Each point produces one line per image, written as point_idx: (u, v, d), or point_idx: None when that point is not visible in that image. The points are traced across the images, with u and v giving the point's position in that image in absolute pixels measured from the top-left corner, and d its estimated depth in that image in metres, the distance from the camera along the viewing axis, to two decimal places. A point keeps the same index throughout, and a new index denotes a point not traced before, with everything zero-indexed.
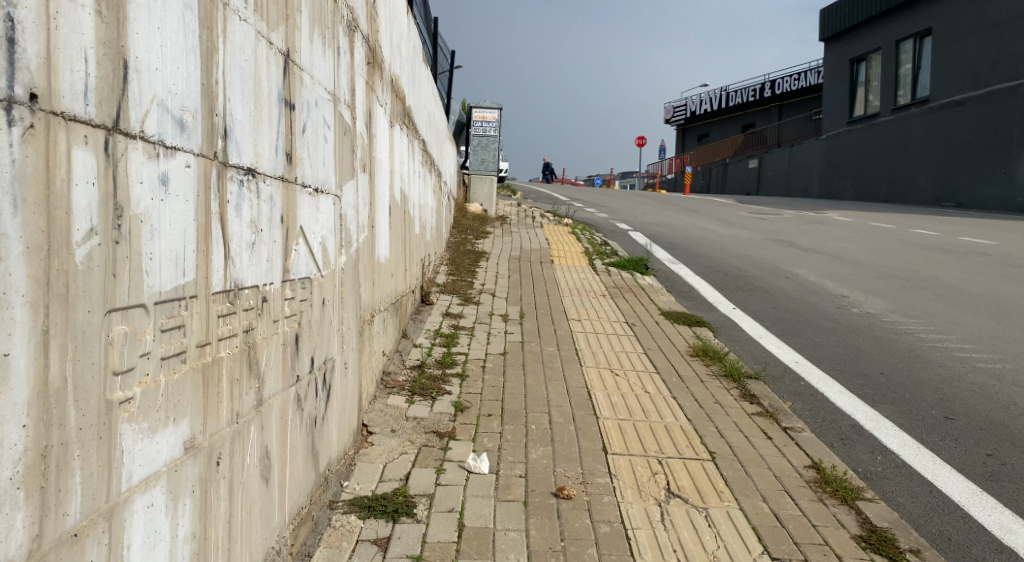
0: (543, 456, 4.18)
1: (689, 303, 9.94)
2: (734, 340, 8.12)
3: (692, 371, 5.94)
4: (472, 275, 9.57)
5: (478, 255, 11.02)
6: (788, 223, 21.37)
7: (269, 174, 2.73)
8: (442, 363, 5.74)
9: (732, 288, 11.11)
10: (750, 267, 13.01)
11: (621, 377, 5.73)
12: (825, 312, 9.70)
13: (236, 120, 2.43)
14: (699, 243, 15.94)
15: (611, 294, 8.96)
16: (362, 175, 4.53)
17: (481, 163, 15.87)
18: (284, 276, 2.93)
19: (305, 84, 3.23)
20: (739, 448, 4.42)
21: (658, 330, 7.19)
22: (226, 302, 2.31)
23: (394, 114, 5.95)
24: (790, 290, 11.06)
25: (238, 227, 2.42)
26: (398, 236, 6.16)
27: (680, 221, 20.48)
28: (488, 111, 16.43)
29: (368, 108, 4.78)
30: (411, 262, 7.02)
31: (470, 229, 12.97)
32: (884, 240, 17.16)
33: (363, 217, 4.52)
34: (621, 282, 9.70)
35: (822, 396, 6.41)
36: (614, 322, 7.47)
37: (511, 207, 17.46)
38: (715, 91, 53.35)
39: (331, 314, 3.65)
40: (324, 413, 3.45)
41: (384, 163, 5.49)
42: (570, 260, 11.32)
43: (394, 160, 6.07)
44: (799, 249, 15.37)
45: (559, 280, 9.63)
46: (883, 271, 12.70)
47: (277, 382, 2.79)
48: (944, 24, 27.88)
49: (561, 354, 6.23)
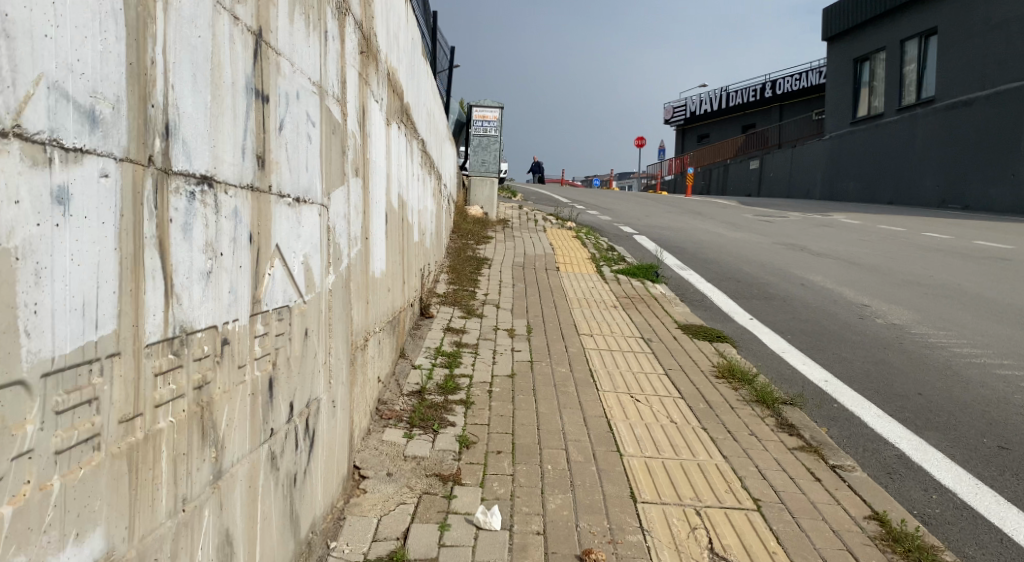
0: (563, 505, 3.62)
1: (703, 313, 9.40)
2: (757, 355, 7.57)
3: (719, 396, 5.39)
4: (474, 285, 9.02)
5: (480, 262, 10.46)
6: (795, 225, 20.82)
7: (232, 181, 2.17)
8: (445, 387, 5.19)
9: (747, 296, 10.56)
10: (763, 273, 12.46)
11: (642, 403, 5.18)
12: (848, 323, 9.16)
13: (185, 114, 1.87)
14: (708, 247, 15.38)
15: (622, 304, 8.40)
16: (355, 180, 3.98)
17: (482, 165, 15.31)
18: (253, 309, 2.37)
19: (283, 73, 2.67)
20: (786, 495, 3.86)
21: (678, 346, 6.63)
22: (168, 355, 1.75)
23: (391, 112, 5.39)
24: (807, 299, 10.51)
25: (186, 252, 1.86)
26: (396, 245, 5.62)
27: (685, 223, 19.94)
28: (489, 110, 15.80)
29: (361, 104, 4.22)
30: (410, 274, 6.47)
31: (471, 234, 12.41)
32: (896, 244, 16.61)
33: (356, 227, 3.97)
34: (633, 292, 9.14)
35: (860, 422, 5.86)
36: (630, 337, 6.92)
37: (513, 210, 16.88)
38: (715, 91, 52.86)
39: (316, 346, 3.09)
40: (306, 467, 2.89)
41: (380, 167, 4.95)
42: (576, 267, 10.77)
43: (392, 162, 5.52)
44: (811, 254, 14.83)
45: (566, 289, 9.09)
46: (902, 278, 12.15)
47: (242, 444, 2.23)
48: (951, 23, 27.33)
49: (574, 376, 5.68)
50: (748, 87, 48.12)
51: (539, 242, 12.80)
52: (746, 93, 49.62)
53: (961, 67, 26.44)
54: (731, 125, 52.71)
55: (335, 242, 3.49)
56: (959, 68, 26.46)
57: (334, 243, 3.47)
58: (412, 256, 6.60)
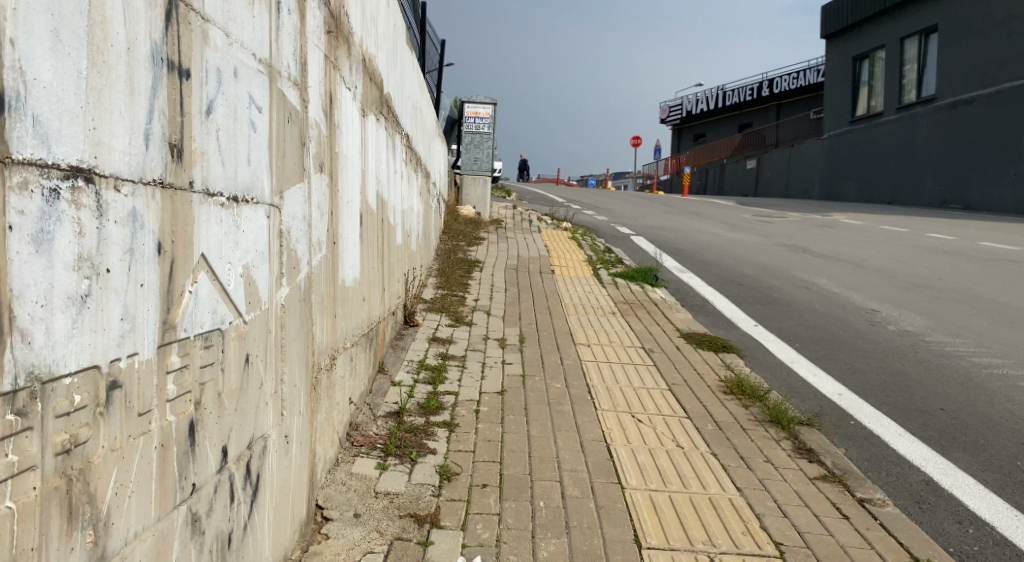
0: (557, 553, 3.14)
1: (705, 320, 8.93)
2: (765, 367, 7.09)
3: (729, 415, 4.91)
4: (464, 289, 8.54)
5: (471, 265, 9.97)
6: (795, 226, 20.35)
7: (129, 176, 1.67)
8: (427, 406, 4.70)
9: (749, 301, 10.09)
10: (766, 276, 11.98)
11: (645, 424, 4.69)
12: (857, 330, 8.70)
13: (42, 83, 1.37)
14: (708, 248, 14.90)
15: (621, 311, 7.92)
16: (318, 178, 3.48)
17: (474, 163, 14.81)
18: (166, 338, 1.86)
19: (213, 42, 2.16)
20: (812, 538, 3.38)
21: (680, 358, 6.14)
22: (4, 417, 1.31)
23: (367, 103, 4.87)
24: (814, 304, 10.03)
25: (44, 270, 1.39)
26: (373, 249, 5.11)
27: (684, 224, 19.47)
28: (481, 106, 15.19)
29: (328, 92, 3.72)
30: (393, 280, 5.98)
31: (462, 235, 11.92)
32: (901, 246, 16.15)
33: (319, 229, 3.46)
34: (631, 297, 8.66)
35: (880, 443, 5.39)
36: (629, 347, 6.43)
37: (506, 210, 16.39)
38: (713, 91, 52.45)
39: (262, 375, 2.60)
40: (245, 521, 2.41)
41: (354, 164, 4.45)
42: (571, 269, 10.29)
43: (369, 156, 5.00)
44: (814, 256, 14.37)
45: (561, 294, 8.61)
46: (910, 282, 11.67)
47: (144, 514, 1.74)
48: (951, 20, 26.88)
49: (569, 392, 5.19)
50: (745, 86, 47.66)
51: (534, 243, 12.31)
52: (743, 92, 49.16)
53: (962, 65, 26.00)
54: (728, 124, 52.24)
55: (290, 248, 2.98)
56: (960, 66, 26.02)
57: (289, 249, 2.96)
58: (393, 261, 6.08)
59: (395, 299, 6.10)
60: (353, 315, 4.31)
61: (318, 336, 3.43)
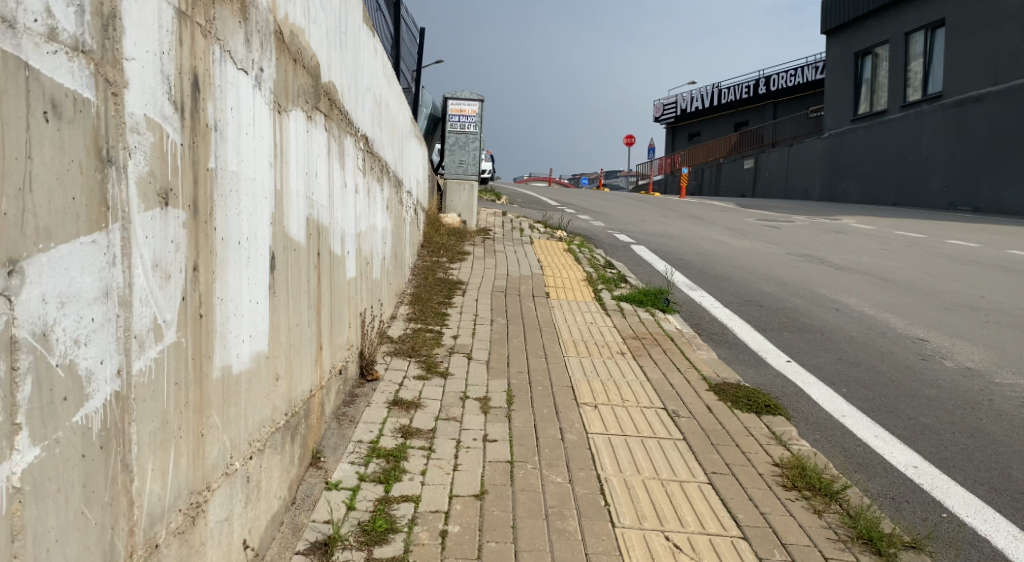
0: None
1: (729, 356, 7.52)
2: (812, 426, 5.69)
3: (799, 533, 3.49)
4: (441, 321, 7.13)
5: (452, 287, 8.55)
6: (805, 231, 18.94)
7: None
8: (371, 529, 3.28)
9: (774, 328, 8.69)
10: (787, 294, 10.58)
11: (685, 553, 3.28)
12: (907, 365, 7.29)
13: None
14: (716, 259, 13.50)
15: (631, 350, 6.50)
16: (154, 214, 2.04)
17: (459, 166, 13.35)
18: None
19: None
20: None
21: (715, 426, 4.72)
22: None
23: (285, 93, 3.43)
24: (850, 330, 8.62)
25: None
26: (301, 296, 3.67)
27: (686, 229, 18.11)
28: (467, 103, 13.56)
29: (185, 68, 2.27)
30: (338, 329, 4.54)
31: (444, 248, 10.53)
32: (924, 254, 14.75)
33: (149, 302, 2.01)
34: (640, 329, 7.23)
35: (994, 553, 3.97)
36: (648, 409, 5.01)
37: (494, 216, 14.97)
38: (710, 89, 51.12)
39: None
40: None
41: (256, 181, 3.00)
42: (568, 291, 8.90)
43: (291, 164, 3.56)
44: (833, 268, 12.96)
45: (559, 326, 7.18)
46: (950, 300, 10.26)
47: None
48: (959, 14, 25.52)
49: (573, 493, 3.75)
50: (742, 83, 46.32)
51: (525, 257, 10.87)
52: (739, 89, 47.77)
53: (971, 61, 24.64)
54: (725, 123, 50.93)
55: (51, 364, 1.54)
56: (970, 62, 24.65)
57: (46, 367, 1.52)
58: (340, 300, 4.65)
59: (342, 354, 4.66)
60: (252, 412, 2.87)
61: (152, 490, 1.99)
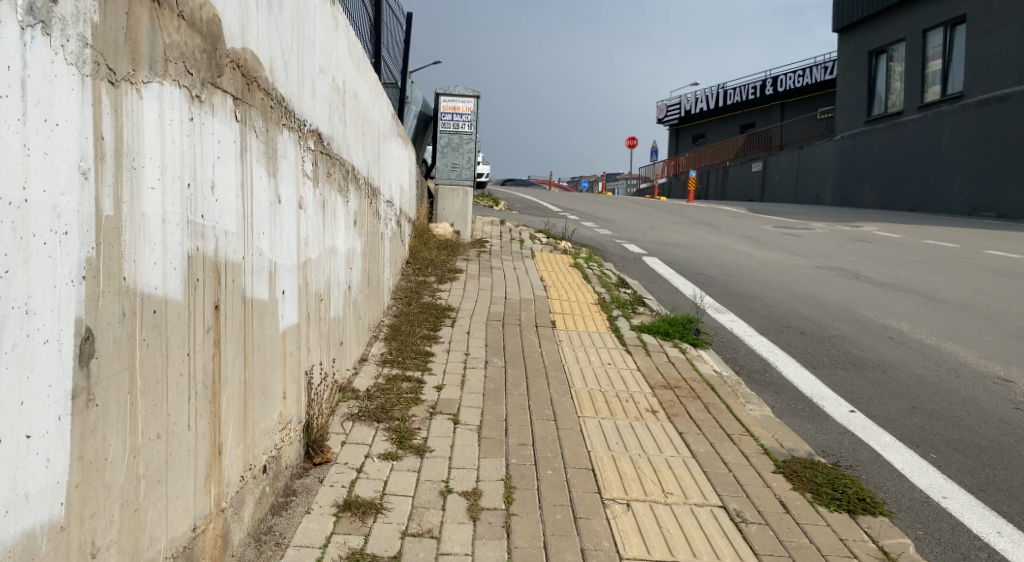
0: None
1: (778, 407, 6.12)
2: (911, 516, 4.29)
3: None
4: (424, 363, 5.76)
5: (441, 315, 7.16)
6: (828, 241, 17.51)
7: None
8: None
9: (824, 365, 7.29)
10: (828, 318, 9.16)
11: None
12: (1001, 418, 5.88)
13: None
14: (739, 274, 12.11)
15: (664, 407, 5.10)
16: None
17: (451, 170, 11.97)
18: None
19: None
20: None
21: (802, 544, 3.33)
22: None
23: (129, 53, 2.04)
24: (915, 368, 7.20)
25: None
26: (174, 385, 2.26)
27: (701, 238, 16.71)
28: (461, 100, 12.13)
29: None
30: (260, 409, 3.15)
31: (433, 265, 9.15)
32: (966, 268, 13.29)
33: None
34: (670, 375, 5.83)
35: None
36: (702, 511, 3.61)
37: (492, 225, 13.59)
38: (714, 90, 49.74)
39: None
40: None
41: (33, 207, 1.60)
42: (579, 318, 7.50)
43: (147, 171, 2.14)
44: (871, 285, 11.56)
45: (571, 370, 5.79)
46: (1018, 327, 8.83)
47: None
48: (981, 10, 24.04)
49: None
50: (748, 84, 44.91)
51: (526, 275, 9.48)
52: (745, 90, 46.26)
53: (994, 59, 23.15)
54: (730, 124, 49.56)
55: None
56: (993, 59, 23.18)
57: None
58: (265, 366, 3.26)
59: (268, 440, 3.27)
60: None
61: None
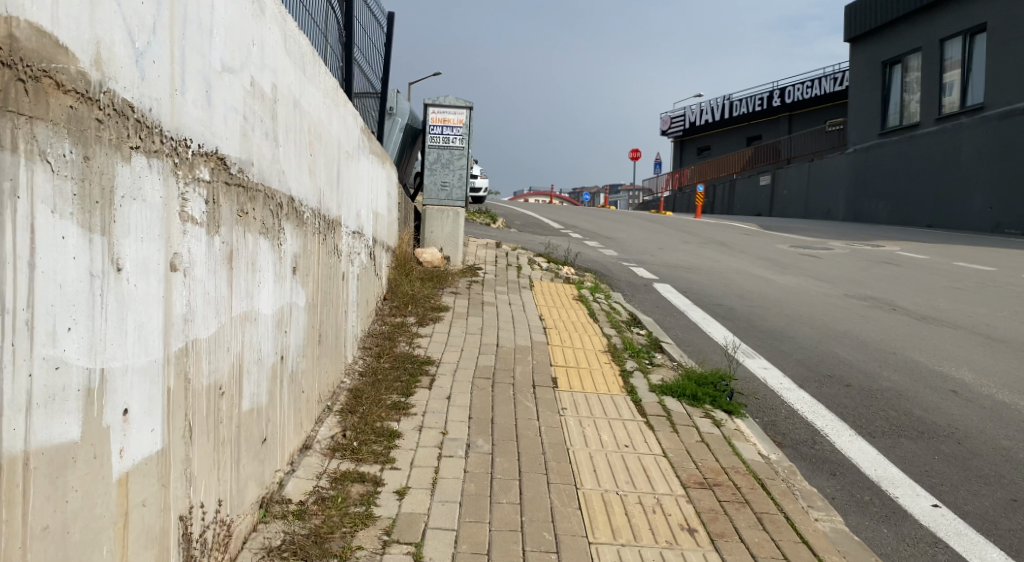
0: None
1: (840, 500, 4.80)
2: None
3: None
4: (386, 448, 4.43)
5: (417, 372, 5.85)
6: (850, 262, 16.15)
7: None
8: None
9: (885, 433, 5.97)
10: (874, 365, 7.82)
11: None
12: None
13: None
14: (762, 305, 10.78)
15: (704, 524, 3.78)
16: None
17: (441, 189, 10.72)
18: None
19: None
20: None
21: None
22: None
23: None
24: (996, 438, 5.85)
25: None
26: None
27: (715, 260, 15.38)
28: (452, 111, 10.76)
29: None
30: None
31: (415, 303, 7.84)
32: (1011, 297, 11.92)
33: None
34: (706, 464, 4.52)
35: None
36: None
37: (486, 248, 12.27)
38: (719, 101, 48.43)
39: None
40: None
41: None
42: (586, 375, 6.18)
43: None
44: (913, 318, 10.20)
45: (579, 459, 4.46)
46: None
47: None
48: (1003, 17, 22.72)
49: None
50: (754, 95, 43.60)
51: (523, 313, 8.17)
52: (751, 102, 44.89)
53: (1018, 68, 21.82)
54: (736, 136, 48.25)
55: None
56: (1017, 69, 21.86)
57: None
58: (74, 551, 1.96)
59: None
60: None
61: None
